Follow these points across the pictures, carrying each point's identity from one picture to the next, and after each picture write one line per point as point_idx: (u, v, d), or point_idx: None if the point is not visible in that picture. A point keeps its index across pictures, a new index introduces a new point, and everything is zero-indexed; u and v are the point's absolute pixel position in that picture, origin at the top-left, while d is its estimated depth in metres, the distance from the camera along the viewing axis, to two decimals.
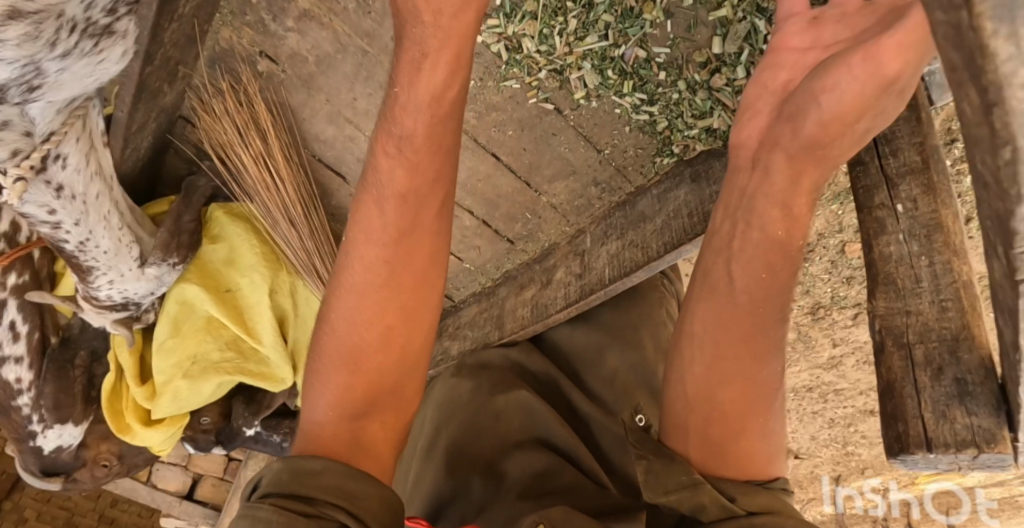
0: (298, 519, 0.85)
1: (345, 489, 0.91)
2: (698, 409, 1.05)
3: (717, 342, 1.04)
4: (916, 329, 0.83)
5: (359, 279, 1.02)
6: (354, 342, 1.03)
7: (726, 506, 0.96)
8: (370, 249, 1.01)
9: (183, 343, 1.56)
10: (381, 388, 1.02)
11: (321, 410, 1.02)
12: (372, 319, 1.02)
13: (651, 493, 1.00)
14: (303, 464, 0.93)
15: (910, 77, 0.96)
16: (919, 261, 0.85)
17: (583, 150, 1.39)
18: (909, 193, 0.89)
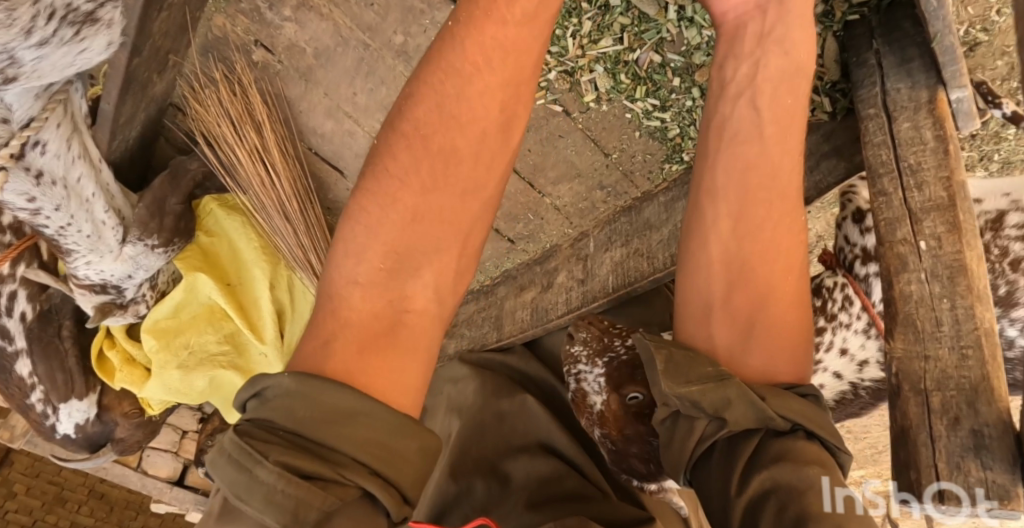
0: (320, 489, 0.65)
1: (380, 445, 0.70)
2: (727, 297, 0.91)
3: (737, 186, 0.91)
4: (934, 377, 0.81)
5: (430, 96, 0.83)
6: (414, 167, 0.82)
7: (756, 406, 0.80)
8: (452, 62, 0.83)
9: (178, 328, 1.49)
10: (429, 241, 0.82)
11: (353, 269, 0.80)
12: (450, 142, 0.83)
13: (670, 381, 0.83)
14: (328, 400, 0.70)
15: (939, 104, 0.94)
16: (941, 304, 0.83)
17: (591, 154, 1.34)
18: (934, 230, 0.87)
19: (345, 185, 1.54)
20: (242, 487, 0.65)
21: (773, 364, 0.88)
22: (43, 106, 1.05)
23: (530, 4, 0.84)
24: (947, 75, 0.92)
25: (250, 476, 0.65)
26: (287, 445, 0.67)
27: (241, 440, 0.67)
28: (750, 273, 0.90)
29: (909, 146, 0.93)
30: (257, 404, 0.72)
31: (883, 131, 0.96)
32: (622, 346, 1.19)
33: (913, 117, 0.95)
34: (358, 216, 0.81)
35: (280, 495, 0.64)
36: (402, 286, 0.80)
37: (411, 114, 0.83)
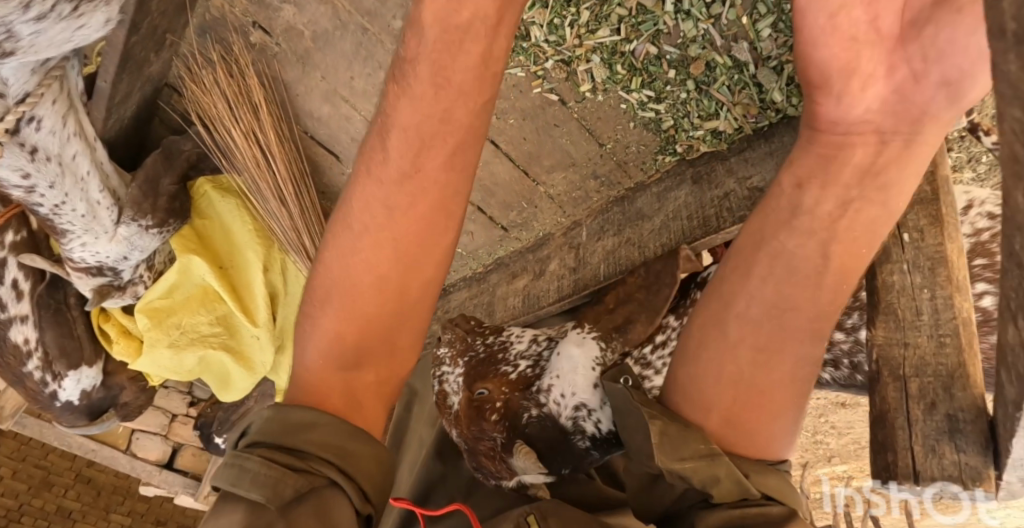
0: (291, 473, 0.77)
1: (339, 448, 0.83)
2: (730, 402, 0.89)
3: (770, 295, 0.90)
4: (913, 363, 0.84)
5: (359, 217, 0.93)
6: (346, 281, 0.94)
7: (741, 484, 0.82)
8: (372, 187, 0.92)
9: (171, 307, 1.51)
10: (372, 338, 0.94)
11: (312, 354, 0.94)
12: (379, 254, 0.93)
13: (664, 457, 0.83)
14: (296, 417, 0.85)
15: None
16: (920, 294, 0.86)
17: (586, 143, 1.36)
18: (917, 222, 0.90)
19: (341, 169, 1.53)
20: (230, 480, 0.77)
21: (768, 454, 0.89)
22: (38, 82, 1.05)
23: (403, 163, 0.90)
24: None
25: (235, 470, 0.78)
26: (268, 449, 0.81)
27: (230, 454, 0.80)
28: (751, 387, 0.89)
29: None
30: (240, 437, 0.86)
31: None
32: (480, 345, 1.26)
33: None
34: (310, 318, 0.95)
35: (261, 477, 0.76)
36: (350, 367, 0.93)
37: (345, 233, 0.94)
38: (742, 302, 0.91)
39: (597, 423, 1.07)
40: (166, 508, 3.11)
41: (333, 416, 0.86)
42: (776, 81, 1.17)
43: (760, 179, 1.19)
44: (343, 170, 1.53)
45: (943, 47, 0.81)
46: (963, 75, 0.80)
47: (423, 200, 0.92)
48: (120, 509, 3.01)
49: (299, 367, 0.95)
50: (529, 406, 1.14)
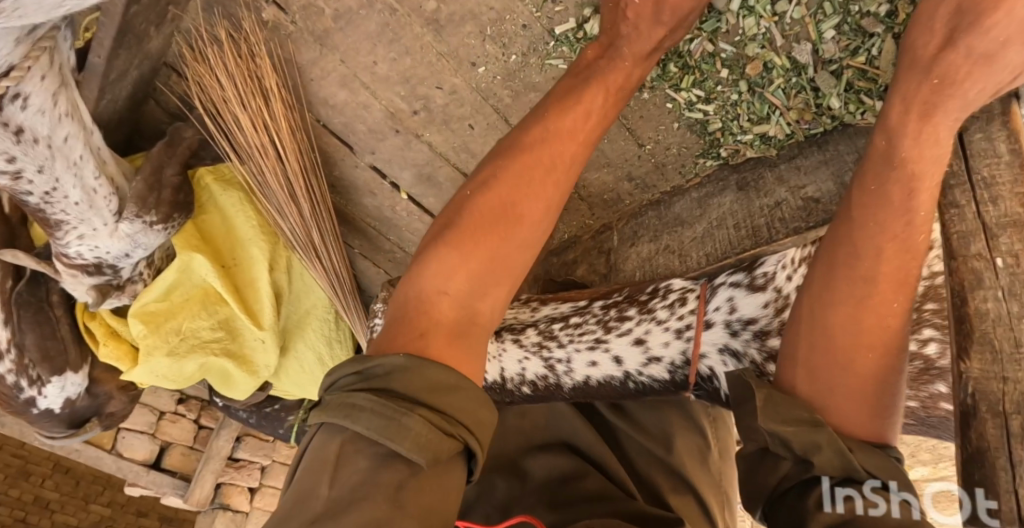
0: (445, 441, 0.78)
1: (476, 416, 0.83)
2: (809, 348, 0.99)
3: (849, 285, 0.94)
4: (1013, 398, 0.79)
5: (521, 166, 0.96)
6: (483, 223, 0.95)
7: (843, 455, 0.92)
8: (544, 147, 0.97)
9: (169, 311, 1.35)
10: (494, 281, 0.93)
11: (440, 281, 0.91)
12: (518, 207, 0.95)
13: (767, 418, 0.97)
14: (440, 376, 0.82)
15: (1012, 116, 0.92)
16: (1019, 325, 0.81)
17: (624, 143, 1.29)
18: (1010, 247, 0.85)
19: (354, 162, 1.43)
20: (380, 434, 0.77)
21: (847, 415, 0.97)
22: (24, 55, 0.91)
23: (573, 140, 0.98)
24: None
25: (393, 424, 0.78)
26: (419, 407, 0.79)
27: (373, 398, 0.79)
28: (837, 345, 0.96)
29: (981, 158, 0.92)
30: (365, 380, 0.83)
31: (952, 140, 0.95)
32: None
33: (985, 128, 0.93)
34: (448, 242, 0.94)
35: (418, 441, 0.77)
36: (470, 310, 0.91)
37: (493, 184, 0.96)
38: (846, 269, 0.95)
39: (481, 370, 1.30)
40: None
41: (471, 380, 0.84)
42: (835, 86, 1.09)
43: (815, 190, 1.13)
44: (357, 163, 1.43)
45: (992, 27, 0.81)
46: (1005, 44, 0.81)
47: (561, 167, 0.98)
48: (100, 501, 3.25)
49: (428, 283, 0.92)
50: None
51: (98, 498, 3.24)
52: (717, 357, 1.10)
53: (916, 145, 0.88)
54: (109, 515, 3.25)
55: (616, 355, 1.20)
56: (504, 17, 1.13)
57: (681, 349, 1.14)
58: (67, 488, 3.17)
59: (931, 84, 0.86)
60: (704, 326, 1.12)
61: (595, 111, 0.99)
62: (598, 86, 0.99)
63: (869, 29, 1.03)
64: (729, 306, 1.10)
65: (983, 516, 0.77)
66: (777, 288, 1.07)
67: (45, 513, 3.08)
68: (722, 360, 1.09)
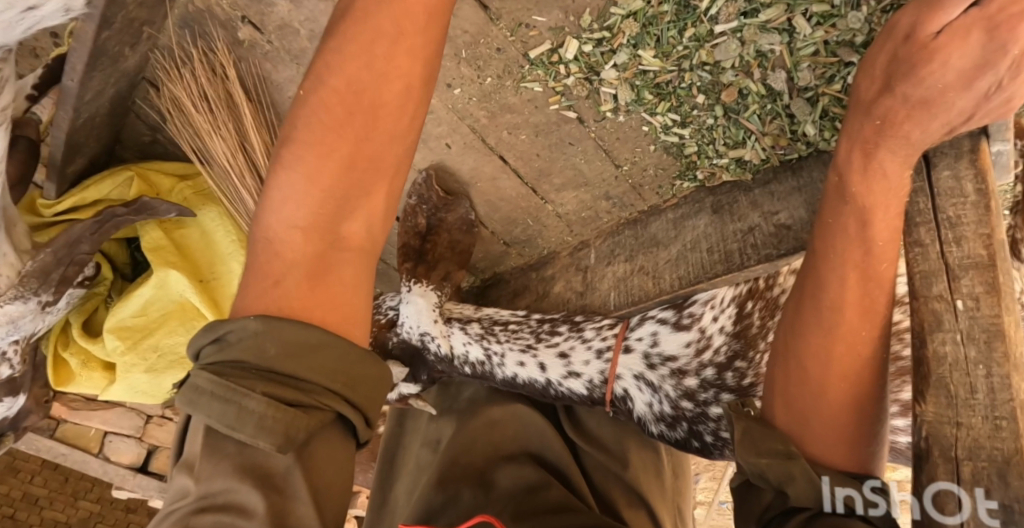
0: (302, 415, 0.82)
1: (346, 375, 0.87)
2: (781, 375, 1.03)
3: (817, 316, 0.97)
4: (965, 445, 0.79)
5: (351, 67, 0.90)
6: (330, 130, 0.91)
7: (814, 483, 0.94)
8: (374, 38, 0.90)
9: (145, 326, 1.38)
10: (351, 189, 0.92)
11: (292, 209, 0.90)
12: (368, 96, 0.91)
13: (742, 452, 1.00)
14: (293, 337, 0.84)
15: (981, 154, 0.91)
16: (976, 371, 0.81)
17: (601, 164, 1.28)
18: (972, 289, 0.85)
19: None
20: (230, 421, 0.80)
21: (827, 442, 0.99)
22: None
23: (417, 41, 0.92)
24: (994, 129, 0.90)
25: (237, 409, 0.80)
26: (271, 380, 0.82)
27: (218, 381, 0.81)
28: (805, 367, 1.00)
29: (949, 197, 0.91)
30: (214, 349, 0.84)
31: (921, 176, 0.94)
32: (428, 241, 1.49)
33: (953, 165, 0.92)
34: (293, 166, 0.91)
35: (271, 423, 0.80)
36: (332, 233, 0.91)
37: (333, 76, 0.91)
38: (813, 305, 0.98)
39: (437, 347, 1.44)
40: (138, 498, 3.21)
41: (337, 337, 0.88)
42: (810, 113, 1.08)
43: (788, 217, 1.13)
44: None
45: (927, 76, 0.81)
46: (944, 91, 0.80)
47: (406, 43, 0.92)
48: (89, 497, 3.30)
49: (282, 219, 0.91)
50: (393, 337, 1.50)
51: (87, 494, 3.29)
52: (630, 379, 1.28)
53: (866, 181, 0.89)
54: (99, 511, 3.30)
55: (542, 362, 1.36)
56: (479, 41, 1.18)
57: (598, 368, 1.31)
58: (55, 484, 3.21)
59: (872, 124, 0.86)
60: (624, 350, 1.29)
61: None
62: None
63: (846, 58, 1.02)
64: (653, 339, 1.26)
65: (984, 516, 0.75)
66: (700, 328, 1.21)
67: (34, 508, 3.14)
68: (637, 385, 1.27)
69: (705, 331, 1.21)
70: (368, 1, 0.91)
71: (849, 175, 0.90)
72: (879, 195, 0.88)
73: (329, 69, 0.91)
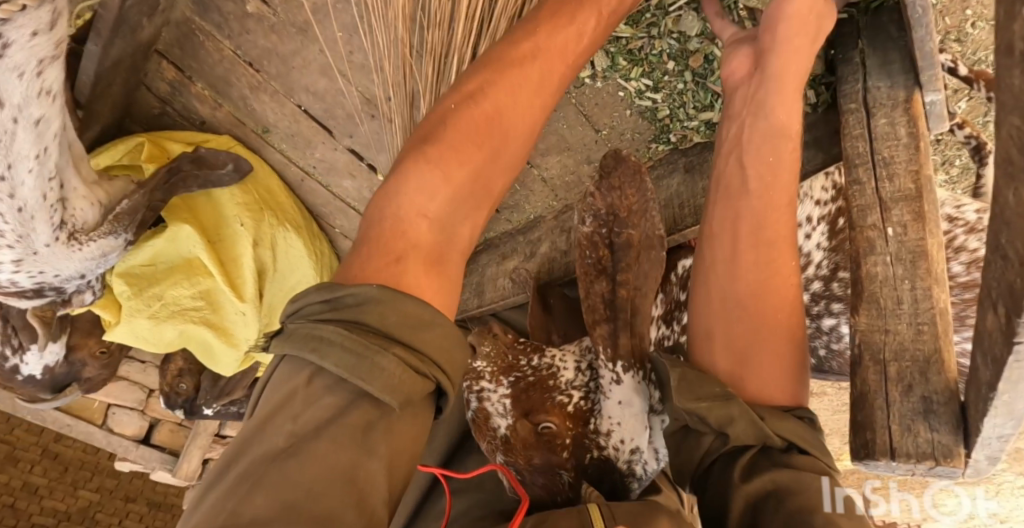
0: (418, 379, 0.77)
1: (447, 355, 0.81)
2: (717, 299, 1.01)
3: (732, 226, 1.01)
4: (892, 347, 0.89)
5: (506, 85, 0.94)
6: (475, 131, 0.91)
7: (756, 424, 0.88)
8: (539, 62, 0.95)
9: (152, 275, 1.49)
10: (477, 191, 0.91)
11: (423, 198, 0.87)
12: (506, 121, 0.93)
13: (680, 397, 0.90)
14: (410, 308, 0.79)
15: (915, 104, 1.04)
16: (902, 285, 0.92)
17: (582, 129, 1.39)
18: (901, 218, 0.96)
19: (332, 145, 1.52)
20: (354, 372, 0.75)
21: (771, 383, 0.96)
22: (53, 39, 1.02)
23: (564, 66, 0.99)
24: (926, 78, 1.02)
25: (366, 363, 0.75)
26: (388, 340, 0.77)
27: (343, 333, 0.76)
28: (740, 300, 0.99)
29: (885, 140, 1.02)
30: (333, 311, 0.78)
31: (862, 125, 1.05)
32: (529, 367, 1.19)
33: (890, 115, 1.03)
34: (430, 159, 0.89)
35: (391, 377, 0.75)
36: (451, 233, 0.89)
37: (487, 90, 0.93)
38: (734, 207, 1.01)
39: (648, 462, 1.07)
40: (135, 485, 3.26)
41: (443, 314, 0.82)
42: None
43: None
44: (336, 146, 1.52)
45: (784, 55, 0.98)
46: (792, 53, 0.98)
47: (546, 90, 0.97)
48: (89, 486, 3.13)
49: (410, 204, 0.87)
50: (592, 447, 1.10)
51: (87, 483, 3.13)
52: None
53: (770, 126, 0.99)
54: (99, 500, 3.14)
55: None
56: None
57: None
58: (55, 473, 3.05)
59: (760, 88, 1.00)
60: None
61: (584, 33, 1.00)
62: (583, 13, 0.99)
63: None
64: None
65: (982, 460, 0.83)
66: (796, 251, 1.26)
67: (33, 498, 2.98)
68: None
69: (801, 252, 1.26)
70: (535, 33, 0.96)
71: (735, 95, 1.05)
72: (791, 77, 0.98)
73: (488, 81, 0.93)
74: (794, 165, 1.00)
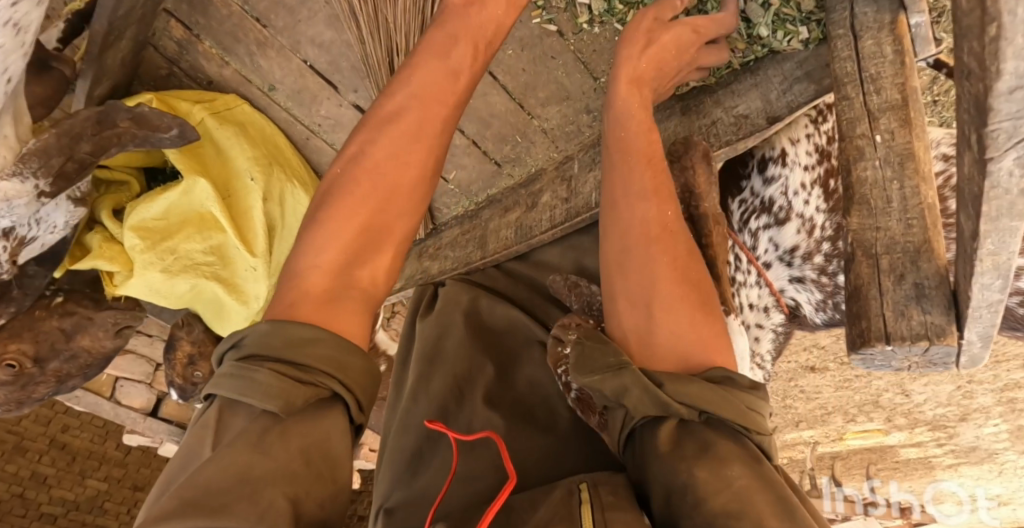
0: (300, 387, 0.81)
1: (338, 362, 0.86)
2: (635, 306, 1.04)
3: (638, 239, 1.07)
4: (884, 242, 0.93)
5: (388, 136, 1.01)
6: (367, 189, 0.98)
7: (651, 393, 0.90)
8: (415, 104, 1.02)
9: (165, 230, 1.52)
10: (372, 238, 0.97)
11: (316, 251, 0.95)
12: (393, 174, 1.00)
13: (578, 373, 0.98)
14: (298, 331, 0.86)
15: (900, 25, 1.06)
16: (891, 186, 0.95)
17: (580, 76, 1.44)
18: (888, 126, 1.00)
19: (338, 101, 1.59)
20: (240, 393, 0.81)
21: (683, 347, 0.99)
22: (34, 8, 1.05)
23: (458, 75, 1.05)
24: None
25: (244, 383, 0.81)
26: (272, 361, 0.83)
27: (235, 364, 0.83)
28: (638, 287, 1.04)
29: (871, 59, 1.06)
30: (234, 352, 0.86)
31: (849, 47, 1.08)
32: None
33: (876, 35, 1.06)
34: (323, 220, 0.96)
35: (268, 390, 0.80)
36: (346, 276, 0.95)
37: (367, 149, 1.00)
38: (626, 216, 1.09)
39: None
40: (142, 474, 3.40)
41: (331, 331, 0.88)
42: (764, 16, 1.23)
43: (746, 108, 1.27)
44: (341, 102, 1.59)
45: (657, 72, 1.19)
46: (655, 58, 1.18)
47: (427, 135, 1.03)
48: (96, 475, 3.27)
49: (302, 262, 0.95)
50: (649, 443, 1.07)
51: (94, 473, 3.25)
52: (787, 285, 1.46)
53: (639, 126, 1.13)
54: (105, 489, 3.27)
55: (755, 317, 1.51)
56: None
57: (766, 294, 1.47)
58: (62, 463, 3.16)
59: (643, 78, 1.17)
60: (766, 266, 1.45)
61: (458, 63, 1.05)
62: (452, 55, 1.05)
63: None
64: (774, 243, 1.41)
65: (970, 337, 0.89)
66: (798, 215, 1.35)
67: (42, 488, 3.11)
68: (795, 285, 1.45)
69: (803, 215, 1.34)
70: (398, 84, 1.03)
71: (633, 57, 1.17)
72: (624, 72, 1.16)
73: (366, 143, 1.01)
74: (652, 140, 1.13)
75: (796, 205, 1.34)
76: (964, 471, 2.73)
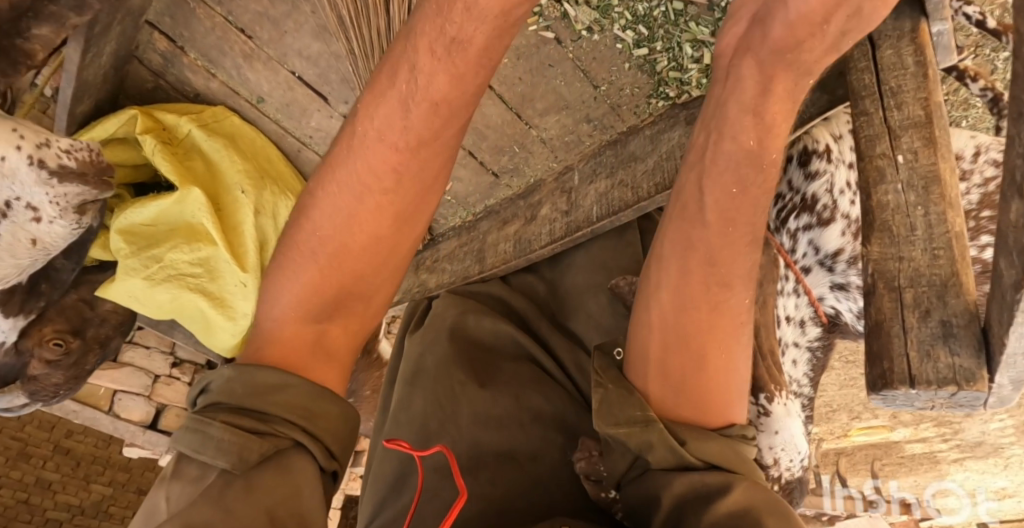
0: (254, 439, 0.83)
1: (302, 408, 0.88)
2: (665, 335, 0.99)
3: (683, 258, 0.98)
4: (908, 274, 0.87)
5: (360, 184, 0.94)
6: (332, 243, 0.96)
7: (674, 449, 0.93)
8: (379, 153, 0.93)
9: (153, 236, 1.46)
10: (351, 290, 0.97)
11: (283, 305, 0.96)
12: (361, 230, 0.96)
13: (601, 421, 0.96)
14: (262, 377, 0.88)
15: (922, 34, 0.99)
16: (915, 211, 0.89)
17: (580, 85, 1.37)
18: (911, 145, 0.93)
19: (328, 113, 1.52)
20: (196, 448, 0.83)
21: (697, 393, 0.99)
22: None
23: (419, 129, 0.91)
24: (931, 6, 0.98)
25: (200, 437, 0.83)
26: (230, 411, 0.86)
27: (193, 416, 0.85)
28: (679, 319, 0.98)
29: (891, 71, 0.98)
30: (203, 397, 0.90)
31: (867, 57, 1.00)
32: None
33: (896, 45, 0.99)
34: (288, 275, 0.97)
35: (222, 445, 0.82)
36: (316, 324, 0.96)
37: (331, 201, 0.96)
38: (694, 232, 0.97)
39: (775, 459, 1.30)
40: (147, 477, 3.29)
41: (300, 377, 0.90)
42: None
43: None
44: (331, 113, 1.52)
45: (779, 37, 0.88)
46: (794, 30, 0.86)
47: (401, 189, 0.95)
48: (100, 480, 3.17)
49: (271, 314, 0.96)
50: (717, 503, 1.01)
51: (99, 477, 3.16)
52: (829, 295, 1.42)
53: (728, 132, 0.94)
54: (111, 493, 3.18)
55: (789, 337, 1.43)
56: None
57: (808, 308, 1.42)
58: (67, 468, 3.08)
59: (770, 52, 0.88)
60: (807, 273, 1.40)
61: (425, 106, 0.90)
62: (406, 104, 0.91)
63: None
64: (815, 247, 1.35)
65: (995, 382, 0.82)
66: (844, 216, 1.30)
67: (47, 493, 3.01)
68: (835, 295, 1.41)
69: (847, 217, 1.30)
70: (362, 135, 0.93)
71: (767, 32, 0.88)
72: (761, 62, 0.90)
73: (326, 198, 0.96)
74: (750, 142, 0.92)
75: (843, 205, 1.29)
76: (971, 465, 2.62)
